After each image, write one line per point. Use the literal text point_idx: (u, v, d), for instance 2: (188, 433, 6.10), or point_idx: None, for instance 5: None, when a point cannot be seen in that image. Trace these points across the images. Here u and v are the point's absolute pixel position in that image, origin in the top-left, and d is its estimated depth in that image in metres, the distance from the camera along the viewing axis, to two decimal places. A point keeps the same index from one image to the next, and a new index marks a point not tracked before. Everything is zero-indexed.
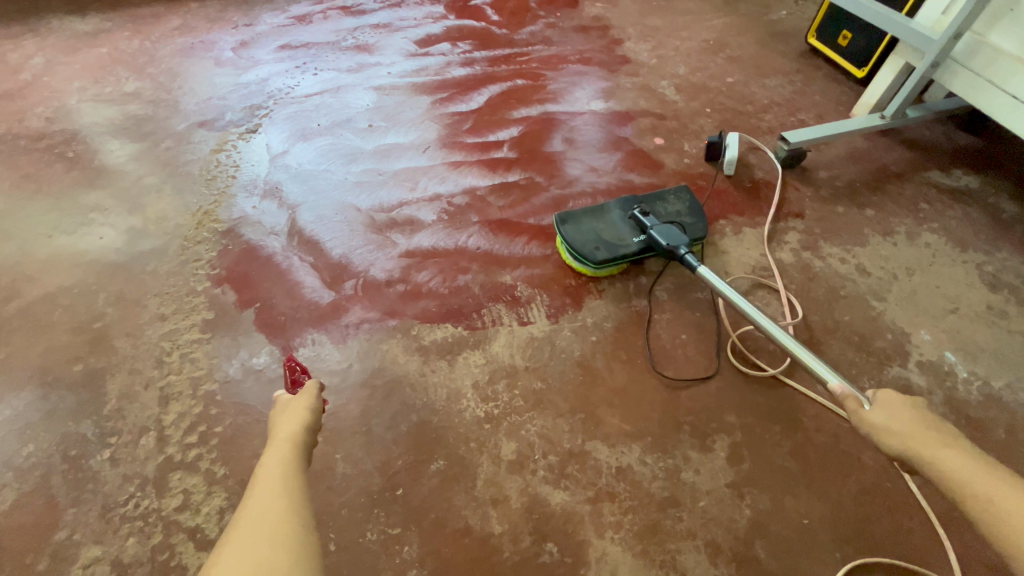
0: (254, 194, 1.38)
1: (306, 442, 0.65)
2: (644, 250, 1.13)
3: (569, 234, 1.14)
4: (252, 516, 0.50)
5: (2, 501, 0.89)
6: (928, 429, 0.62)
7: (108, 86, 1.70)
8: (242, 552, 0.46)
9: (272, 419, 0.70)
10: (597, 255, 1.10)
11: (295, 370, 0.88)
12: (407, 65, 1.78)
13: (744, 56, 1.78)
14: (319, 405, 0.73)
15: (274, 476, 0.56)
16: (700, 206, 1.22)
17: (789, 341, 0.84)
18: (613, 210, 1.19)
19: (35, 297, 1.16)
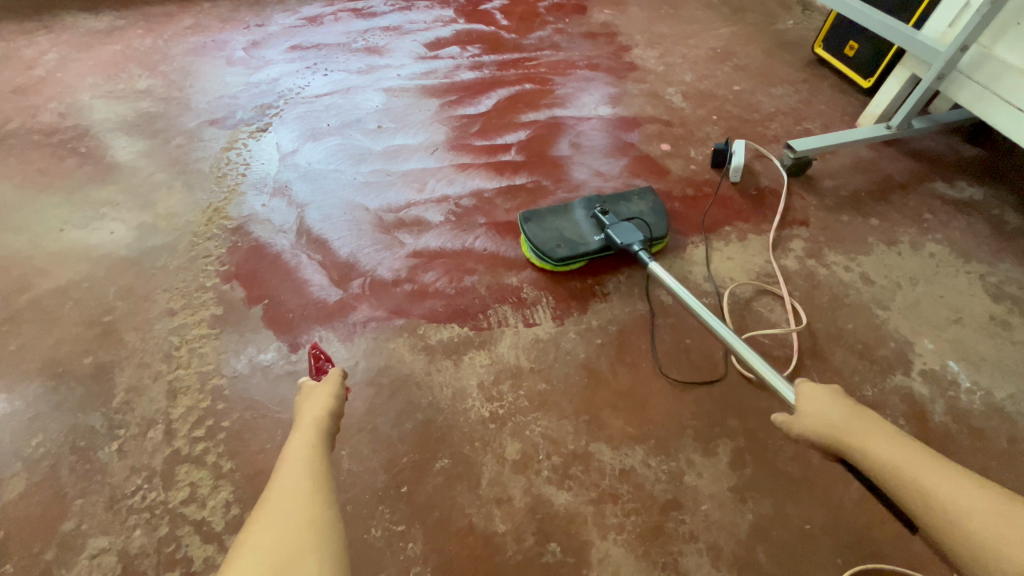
0: (263, 192, 1.39)
1: (329, 429, 0.69)
2: (604, 249, 1.16)
3: (532, 231, 1.17)
4: (279, 502, 0.53)
5: (11, 490, 0.90)
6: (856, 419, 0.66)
7: (121, 83, 1.72)
8: (267, 538, 0.49)
9: (297, 404, 0.74)
10: (558, 252, 1.13)
11: (319, 357, 0.91)
12: (417, 67, 1.79)
13: (751, 64, 1.79)
14: (343, 391, 0.76)
15: (301, 462, 0.59)
16: (662, 207, 1.24)
17: (728, 334, 0.92)
18: (575, 209, 1.22)
19: (45, 289, 1.17)
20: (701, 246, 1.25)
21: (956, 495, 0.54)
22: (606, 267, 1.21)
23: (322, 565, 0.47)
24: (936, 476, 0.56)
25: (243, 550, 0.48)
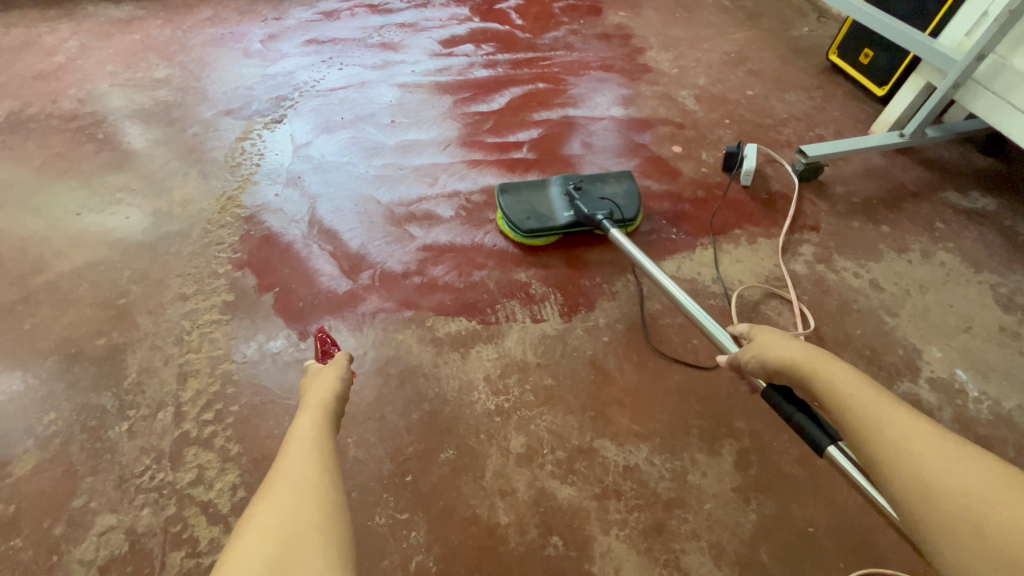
0: (277, 183, 1.41)
1: (335, 410, 0.71)
2: (573, 224, 1.21)
3: (506, 203, 1.24)
4: (291, 472, 0.54)
5: (23, 466, 0.91)
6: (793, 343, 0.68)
7: (139, 71, 1.74)
8: (278, 506, 0.50)
9: (304, 385, 0.77)
10: (526, 225, 1.20)
11: (325, 342, 1.01)
12: (431, 64, 1.80)
13: (765, 70, 1.79)
14: (348, 375, 0.80)
15: (309, 438, 0.61)
16: (637, 189, 1.26)
17: (682, 296, 0.99)
18: (551, 185, 1.27)
19: (61, 271, 1.19)
20: (710, 248, 1.26)
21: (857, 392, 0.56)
22: (578, 244, 1.25)
23: (328, 531, 0.48)
24: (878, 402, 0.54)
25: (251, 515, 0.49)
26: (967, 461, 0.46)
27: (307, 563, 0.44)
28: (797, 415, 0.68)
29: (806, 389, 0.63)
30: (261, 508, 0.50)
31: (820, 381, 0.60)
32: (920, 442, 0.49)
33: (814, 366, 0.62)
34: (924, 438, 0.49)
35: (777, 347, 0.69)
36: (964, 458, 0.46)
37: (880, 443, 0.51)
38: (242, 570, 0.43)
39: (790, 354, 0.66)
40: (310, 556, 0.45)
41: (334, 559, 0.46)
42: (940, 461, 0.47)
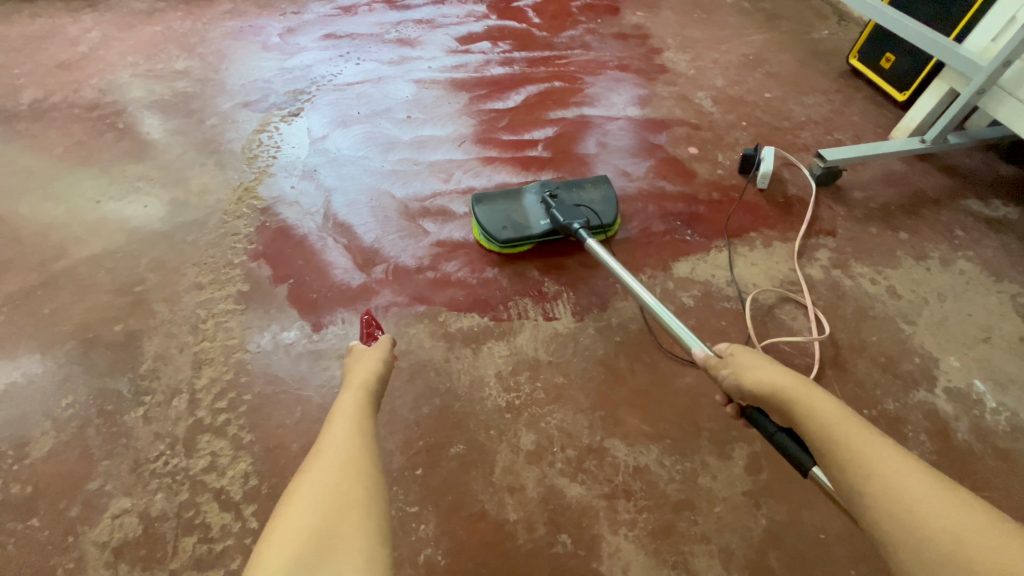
0: (292, 175, 1.42)
1: (375, 390, 0.78)
2: (550, 233, 1.19)
3: (481, 213, 1.20)
4: (335, 444, 0.62)
5: (41, 448, 0.93)
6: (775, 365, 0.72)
7: (159, 63, 1.76)
8: (326, 473, 0.57)
9: (348, 364, 0.84)
10: (503, 235, 1.17)
11: (371, 324, 0.99)
12: (447, 60, 1.81)
13: (784, 72, 1.78)
14: (388, 357, 0.87)
15: (350, 415, 0.68)
16: (614, 195, 1.25)
17: (649, 298, 0.98)
18: (526, 192, 1.24)
19: (80, 258, 1.21)
20: (725, 250, 1.25)
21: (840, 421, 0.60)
22: (557, 252, 1.23)
23: (366, 502, 0.55)
24: (858, 430, 0.58)
25: (303, 479, 0.57)
26: (944, 500, 0.49)
27: (347, 533, 0.52)
28: (779, 435, 0.70)
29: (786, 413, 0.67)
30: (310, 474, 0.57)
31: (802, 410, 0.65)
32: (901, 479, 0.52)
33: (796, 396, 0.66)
34: (906, 474, 0.52)
35: (760, 370, 0.73)
36: (935, 487, 0.51)
37: (863, 480, 0.54)
38: (296, 529, 0.51)
39: (771, 377, 0.70)
40: (350, 526, 0.52)
41: (372, 529, 0.53)
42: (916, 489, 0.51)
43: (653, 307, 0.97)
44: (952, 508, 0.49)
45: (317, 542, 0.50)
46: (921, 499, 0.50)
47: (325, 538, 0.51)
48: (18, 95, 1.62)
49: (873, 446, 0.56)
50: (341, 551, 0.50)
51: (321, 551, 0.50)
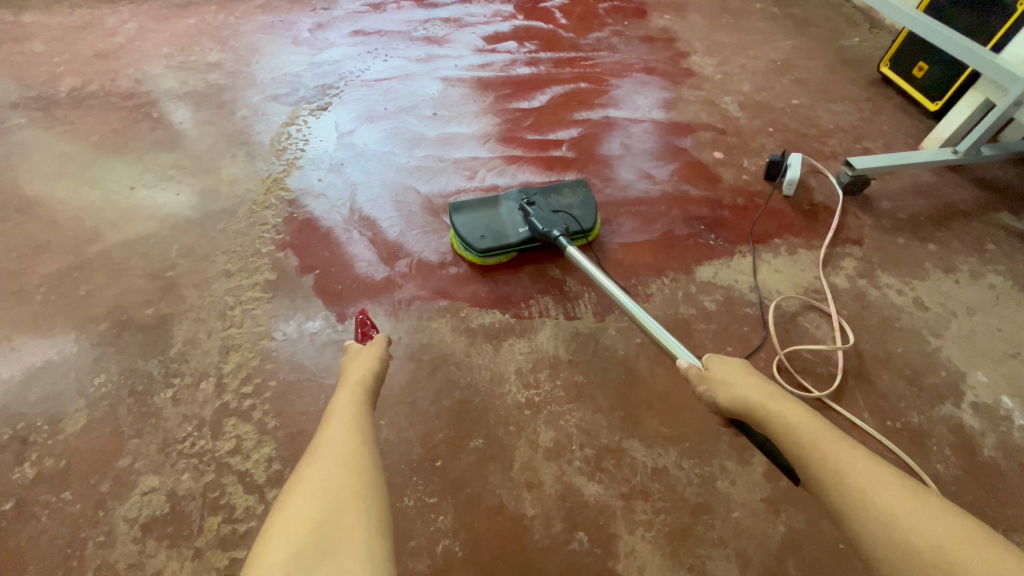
0: (320, 168, 1.44)
1: (373, 388, 0.79)
2: (529, 240, 1.17)
3: (458, 222, 1.18)
4: (332, 444, 0.63)
5: (74, 424, 0.96)
6: (759, 385, 0.74)
7: (193, 55, 1.80)
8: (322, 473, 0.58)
9: (346, 361, 0.85)
10: (481, 244, 1.15)
11: (365, 325, 0.99)
12: (474, 59, 1.82)
13: (812, 79, 1.76)
14: (386, 354, 0.87)
15: (347, 414, 0.70)
16: (592, 199, 1.24)
17: (624, 298, 0.96)
18: (503, 200, 1.22)
19: (114, 242, 1.24)
20: (749, 256, 1.24)
21: (823, 442, 0.62)
22: (537, 260, 1.22)
23: (365, 496, 0.56)
24: (841, 450, 0.60)
25: (300, 480, 0.58)
26: (928, 517, 0.50)
27: (347, 526, 0.52)
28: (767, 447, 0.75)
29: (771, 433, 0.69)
30: (307, 473, 0.59)
31: (787, 421, 0.67)
32: (890, 491, 0.54)
33: (781, 409, 0.69)
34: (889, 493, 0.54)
35: (746, 388, 0.74)
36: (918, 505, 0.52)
37: (848, 496, 0.56)
38: (290, 528, 0.52)
39: (754, 396, 0.72)
40: (349, 518, 0.53)
41: (371, 521, 0.54)
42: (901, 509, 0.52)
43: (628, 307, 0.95)
44: (938, 518, 0.50)
45: (317, 536, 0.51)
46: (910, 510, 0.52)
47: (325, 532, 0.52)
48: (57, 83, 1.67)
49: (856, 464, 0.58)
50: (342, 543, 0.51)
51: (322, 543, 0.50)
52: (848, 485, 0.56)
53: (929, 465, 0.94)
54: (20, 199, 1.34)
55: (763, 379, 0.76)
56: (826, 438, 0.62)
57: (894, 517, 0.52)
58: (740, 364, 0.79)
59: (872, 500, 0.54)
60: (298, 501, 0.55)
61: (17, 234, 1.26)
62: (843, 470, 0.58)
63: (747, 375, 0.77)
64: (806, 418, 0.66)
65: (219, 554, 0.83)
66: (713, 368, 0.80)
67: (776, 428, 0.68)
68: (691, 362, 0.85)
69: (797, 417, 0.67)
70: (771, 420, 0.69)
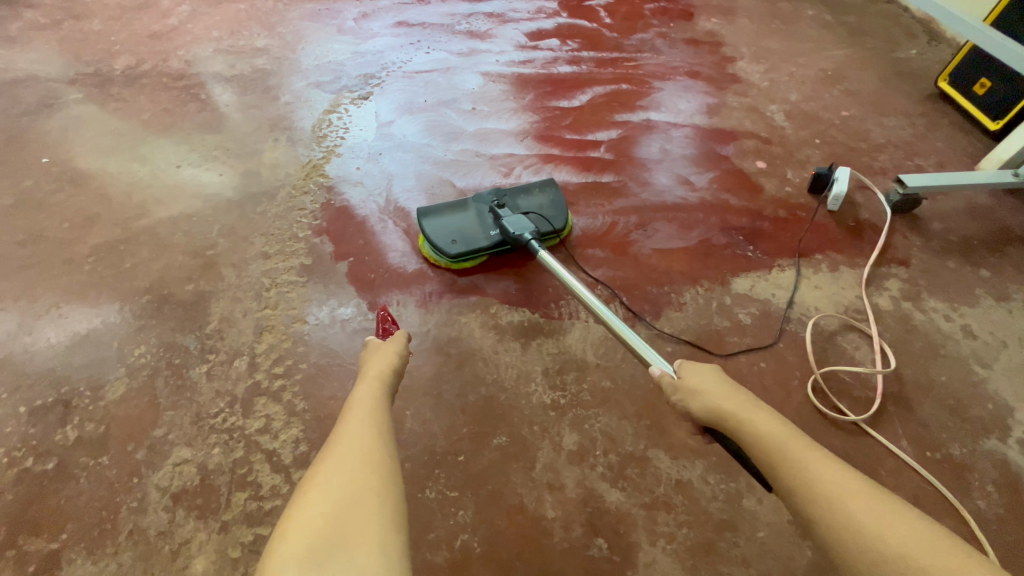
0: (358, 157, 1.46)
1: (391, 382, 0.81)
2: (501, 243, 1.16)
3: (427, 227, 1.16)
4: (349, 437, 0.64)
5: (114, 392, 0.99)
6: (729, 393, 0.74)
7: (241, 39, 1.84)
8: (339, 467, 0.59)
9: (366, 356, 0.87)
10: (452, 249, 1.13)
11: (386, 320, 1.01)
12: (516, 55, 1.81)
13: (864, 91, 1.70)
14: (405, 352, 0.89)
15: (365, 407, 0.71)
16: (562, 199, 1.24)
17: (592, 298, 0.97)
18: (472, 203, 1.20)
19: (159, 218, 1.28)
20: (789, 271, 1.21)
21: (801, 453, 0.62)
22: (510, 263, 1.20)
23: (380, 489, 0.57)
24: (818, 460, 0.61)
25: (317, 472, 0.59)
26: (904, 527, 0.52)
27: (360, 521, 0.53)
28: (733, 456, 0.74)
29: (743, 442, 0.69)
30: (324, 465, 0.59)
31: (761, 432, 0.67)
32: (865, 499, 0.55)
33: (752, 418, 0.69)
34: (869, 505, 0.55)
35: (718, 395, 0.74)
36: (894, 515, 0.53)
37: (829, 505, 0.56)
38: (306, 521, 0.53)
39: (728, 405, 0.72)
40: (365, 513, 0.54)
41: (385, 516, 0.55)
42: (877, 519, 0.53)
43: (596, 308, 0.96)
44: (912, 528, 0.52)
45: (333, 530, 0.52)
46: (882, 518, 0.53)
47: (340, 525, 0.52)
48: (113, 61, 1.73)
49: (832, 474, 0.59)
50: (357, 537, 0.52)
51: (335, 539, 0.51)
52: (822, 494, 0.57)
53: (969, 501, 0.90)
54: (73, 171, 1.39)
55: (735, 385, 0.76)
56: (800, 446, 0.63)
57: (864, 525, 0.53)
58: (707, 370, 0.79)
59: (845, 509, 0.55)
60: (314, 494, 0.56)
61: (69, 205, 1.31)
62: (814, 478, 0.59)
63: (717, 381, 0.77)
64: (776, 427, 0.67)
65: (245, 530, 0.85)
66: (684, 376, 0.80)
67: (747, 436, 0.68)
68: (664, 369, 0.83)
69: (769, 427, 0.67)
70: (742, 427, 0.69)
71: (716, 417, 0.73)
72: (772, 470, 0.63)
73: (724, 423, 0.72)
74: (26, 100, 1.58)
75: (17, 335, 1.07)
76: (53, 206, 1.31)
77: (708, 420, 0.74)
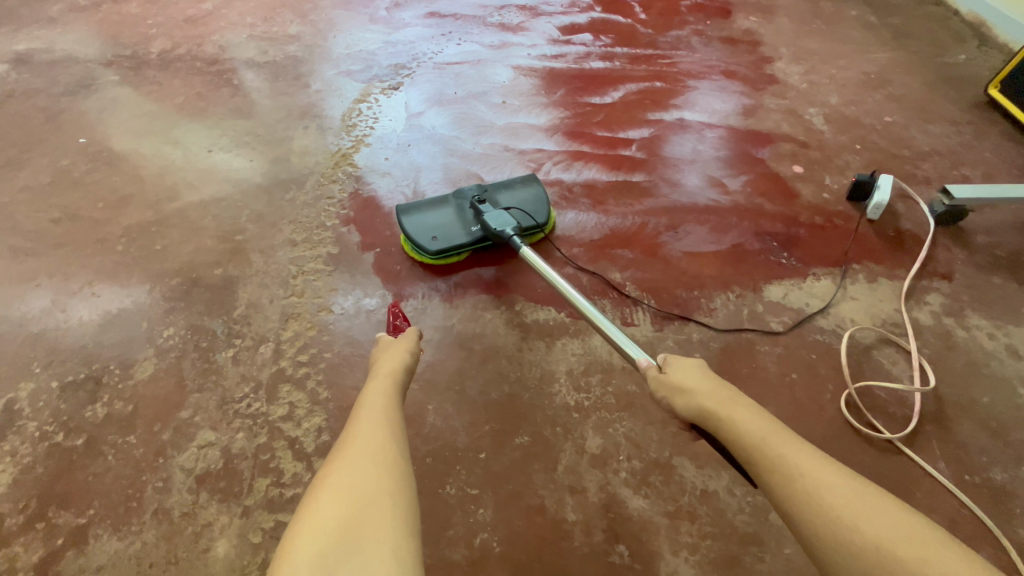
0: (387, 147, 1.45)
1: (403, 380, 0.81)
2: (482, 239, 1.14)
3: (407, 224, 1.14)
4: (361, 439, 0.63)
5: (143, 371, 1.01)
6: (711, 389, 0.73)
7: (275, 26, 1.84)
8: (350, 470, 0.58)
9: (376, 355, 0.87)
10: (433, 246, 1.11)
11: (397, 317, 1.01)
12: (548, 49, 1.78)
13: (908, 96, 1.63)
14: (417, 350, 0.88)
15: (377, 407, 0.70)
16: (545, 194, 1.22)
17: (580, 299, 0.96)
18: (453, 199, 1.18)
19: (190, 202, 1.29)
20: (824, 280, 1.17)
21: (784, 451, 0.62)
22: (491, 259, 1.19)
23: (391, 492, 0.56)
24: (801, 458, 0.61)
25: (329, 475, 0.58)
26: (883, 519, 0.53)
27: (374, 526, 0.52)
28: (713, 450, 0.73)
29: (726, 440, 0.69)
30: (336, 467, 0.59)
31: (742, 429, 0.67)
32: (845, 493, 0.56)
33: (734, 415, 0.69)
34: (850, 500, 0.56)
35: (702, 392, 0.74)
36: (873, 506, 0.55)
37: (814, 505, 0.57)
38: (320, 523, 0.52)
39: (711, 402, 0.72)
40: (378, 517, 0.53)
41: (399, 521, 0.54)
42: (857, 514, 0.54)
43: (589, 312, 0.94)
44: (890, 518, 0.53)
45: (345, 534, 0.51)
46: (861, 511, 0.54)
47: (351, 527, 0.52)
48: (149, 44, 1.75)
49: (814, 471, 0.59)
50: (368, 539, 0.51)
51: (349, 543, 0.51)
52: (805, 492, 0.58)
53: (1010, 528, 0.86)
54: (108, 152, 1.41)
55: (719, 380, 0.76)
56: (781, 442, 0.63)
57: (840, 520, 0.54)
58: (691, 365, 0.79)
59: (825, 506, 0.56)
60: (326, 497, 0.55)
61: (104, 185, 1.33)
62: (796, 476, 0.59)
63: (700, 376, 0.76)
64: (757, 423, 0.67)
65: (266, 515, 0.85)
66: (668, 372, 0.79)
67: (731, 434, 0.67)
68: (650, 360, 0.85)
69: (751, 424, 0.67)
70: (725, 425, 0.69)
71: (700, 415, 0.72)
72: (755, 468, 0.64)
73: (706, 420, 0.71)
74: (65, 80, 1.61)
75: (51, 312, 1.09)
76: (88, 185, 1.33)
77: (692, 418, 0.73)
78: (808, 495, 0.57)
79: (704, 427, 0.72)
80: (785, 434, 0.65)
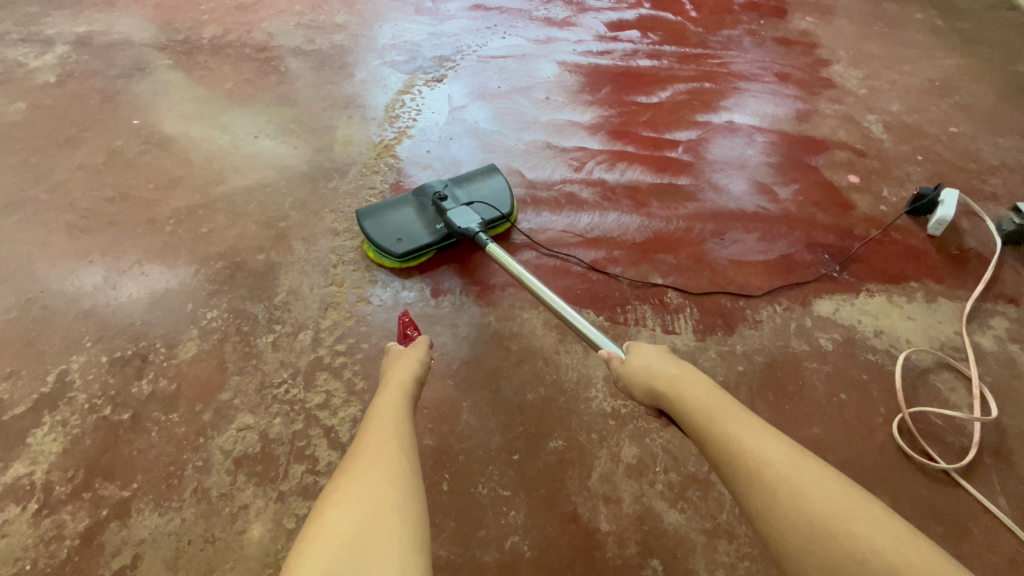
0: (429, 140, 1.45)
1: (412, 391, 0.80)
2: (448, 236, 1.13)
3: (369, 229, 1.12)
4: (371, 451, 0.63)
5: (187, 351, 1.03)
6: (668, 368, 0.75)
7: (322, 15, 1.86)
8: (358, 482, 0.58)
9: (387, 365, 0.86)
10: (399, 248, 1.10)
11: (406, 326, 0.98)
12: (594, 45, 1.75)
13: (976, 106, 1.54)
14: (426, 362, 0.87)
15: (386, 419, 0.70)
16: (505, 183, 1.22)
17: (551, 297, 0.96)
18: (412, 198, 1.16)
19: (235, 186, 1.32)
20: (878, 297, 1.11)
21: (726, 422, 0.63)
22: (459, 256, 1.18)
23: (401, 508, 0.56)
24: (742, 427, 0.62)
25: (337, 488, 0.58)
26: (813, 483, 0.54)
27: (382, 541, 0.51)
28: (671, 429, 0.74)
29: (679, 417, 0.70)
30: (342, 479, 0.59)
31: (693, 405, 0.68)
32: (783, 464, 0.56)
33: (685, 394, 0.70)
34: (784, 464, 0.56)
35: (658, 370, 0.75)
36: (805, 470, 0.55)
37: (750, 471, 0.57)
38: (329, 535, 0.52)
39: (667, 381, 0.73)
40: (386, 533, 0.52)
41: (407, 537, 0.52)
42: (789, 478, 0.55)
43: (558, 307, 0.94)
44: (819, 481, 0.54)
45: (351, 546, 0.50)
46: (796, 480, 0.54)
47: (357, 539, 0.51)
48: (201, 30, 1.78)
49: (751, 438, 0.60)
50: (376, 554, 0.49)
51: (355, 557, 0.49)
52: (742, 458, 0.58)
53: None
54: (159, 135, 1.44)
55: (685, 365, 0.76)
56: (731, 420, 0.63)
57: (773, 489, 0.54)
58: (652, 349, 0.81)
59: (773, 485, 0.55)
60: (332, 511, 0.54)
61: (154, 167, 1.36)
62: (735, 444, 0.60)
63: (661, 357, 0.78)
64: (706, 398, 0.68)
65: (300, 502, 0.86)
66: (629, 358, 0.81)
67: (684, 413, 0.68)
68: (613, 351, 0.85)
69: (702, 400, 0.68)
70: (679, 404, 0.70)
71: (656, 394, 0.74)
72: (702, 444, 0.64)
73: (663, 401, 0.73)
74: (121, 63, 1.66)
75: (102, 288, 1.12)
76: (140, 166, 1.36)
77: (652, 401, 0.75)
78: (743, 460, 0.58)
79: (664, 409, 0.73)
80: (739, 414, 0.64)
